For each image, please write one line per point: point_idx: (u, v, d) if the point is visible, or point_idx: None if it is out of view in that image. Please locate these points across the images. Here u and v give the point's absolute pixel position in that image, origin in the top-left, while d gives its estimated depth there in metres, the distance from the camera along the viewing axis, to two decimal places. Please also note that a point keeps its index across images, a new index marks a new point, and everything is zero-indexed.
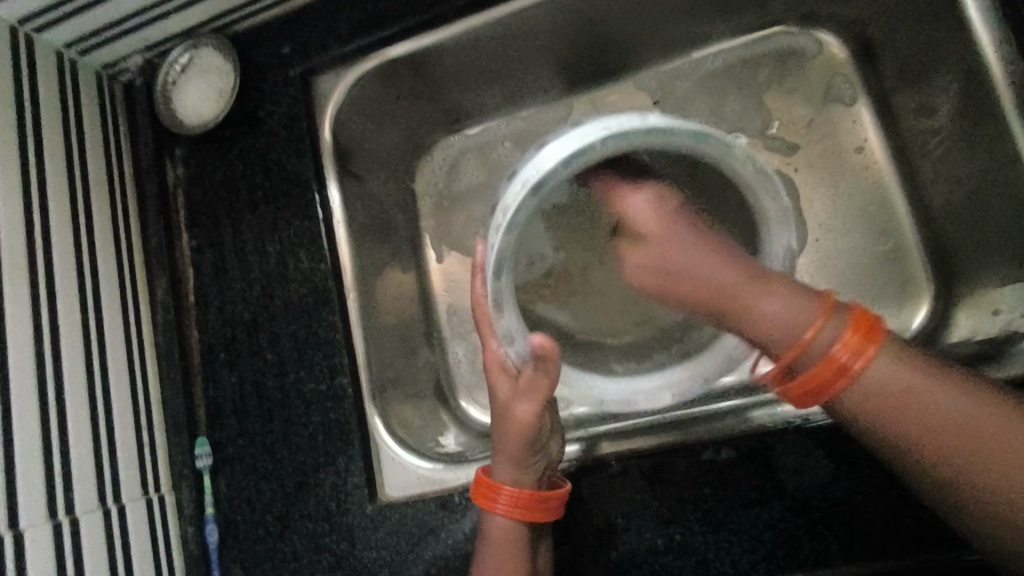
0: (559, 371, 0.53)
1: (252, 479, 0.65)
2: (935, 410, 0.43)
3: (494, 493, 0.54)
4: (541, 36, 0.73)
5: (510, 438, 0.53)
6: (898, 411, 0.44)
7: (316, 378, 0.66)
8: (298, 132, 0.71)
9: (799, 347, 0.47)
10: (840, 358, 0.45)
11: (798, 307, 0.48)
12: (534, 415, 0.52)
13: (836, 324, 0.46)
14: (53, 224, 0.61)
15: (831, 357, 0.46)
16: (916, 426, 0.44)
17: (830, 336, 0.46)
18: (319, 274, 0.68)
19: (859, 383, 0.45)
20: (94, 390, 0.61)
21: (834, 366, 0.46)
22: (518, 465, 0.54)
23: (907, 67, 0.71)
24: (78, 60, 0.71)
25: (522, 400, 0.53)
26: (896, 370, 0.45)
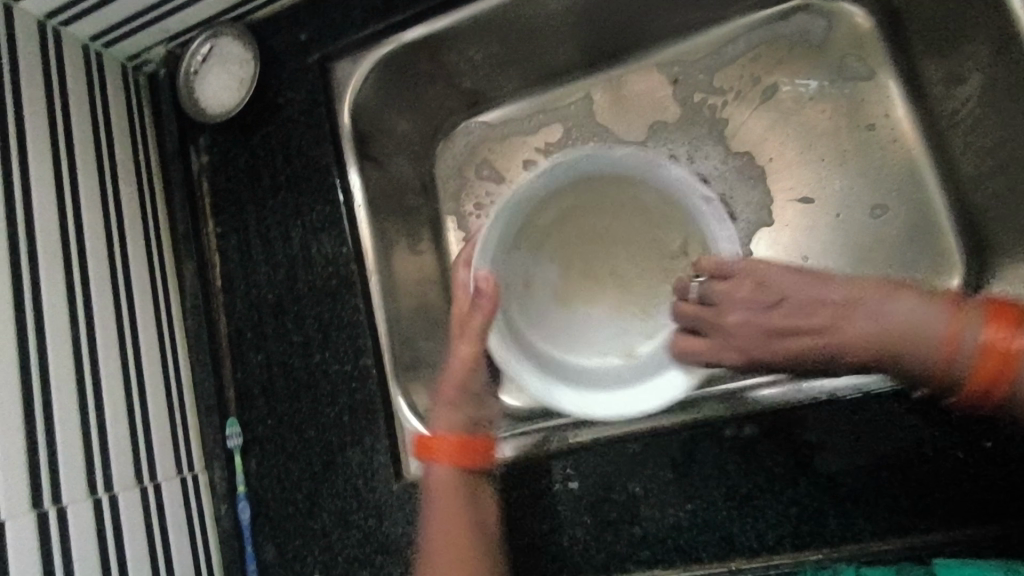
0: (495, 306, 0.60)
1: (282, 458, 0.67)
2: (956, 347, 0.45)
3: (435, 442, 0.56)
4: (557, 16, 0.73)
5: (450, 379, 0.59)
6: None
7: (341, 359, 0.67)
8: (317, 116, 0.72)
9: (951, 342, 0.44)
10: (999, 346, 0.43)
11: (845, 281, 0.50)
12: (471, 351, 0.59)
13: (978, 318, 0.44)
14: (85, 212, 0.63)
15: (987, 346, 0.43)
16: None
17: (974, 330, 0.44)
18: (342, 257, 0.69)
19: (906, 343, 0.46)
20: (128, 372, 0.63)
21: (996, 358, 0.43)
22: (450, 407, 0.58)
23: (934, 35, 0.69)
24: (103, 53, 0.72)
25: (463, 343, 0.60)
26: None
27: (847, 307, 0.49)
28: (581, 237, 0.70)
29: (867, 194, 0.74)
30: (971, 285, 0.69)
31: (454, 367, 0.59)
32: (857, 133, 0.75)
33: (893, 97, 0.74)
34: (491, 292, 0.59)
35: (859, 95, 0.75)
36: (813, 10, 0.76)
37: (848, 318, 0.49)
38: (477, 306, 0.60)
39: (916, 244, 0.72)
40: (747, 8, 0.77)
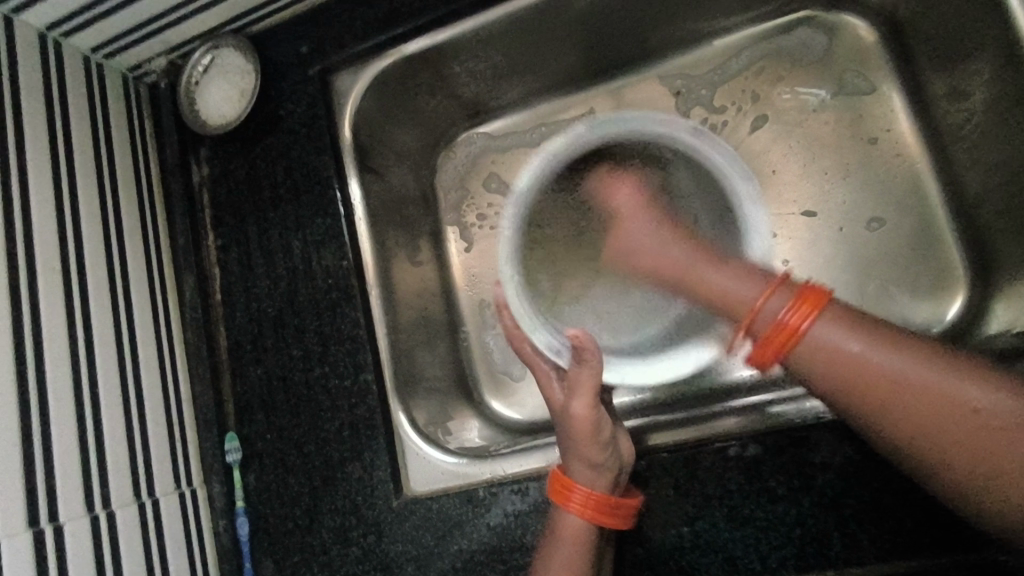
0: (598, 361, 0.53)
1: (280, 473, 0.66)
2: (876, 369, 0.45)
3: (568, 490, 0.53)
4: (560, 28, 0.73)
5: (579, 440, 0.53)
6: (895, 406, 0.44)
7: (341, 374, 0.66)
8: (319, 129, 0.71)
9: (751, 314, 0.51)
10: (786, 322, 0.48)
11: (758, 285, 0.52)
12: (589, 411, 0.53)
13: (785, 295, 0.50)
14: (85, 226, 0.63)
15: (780, 322, 0.49)
16: (925, 426, 0.43)
17: (778, 305, 0.49)
18: (342, 271, 0.68)
19: (802, 350, 0.48)
20: (127, 387, 0.62)
21: (783, 333, 0.48)
22: (589, 466, 0.53)
23: (939, 50, 0.68)
24: (104, 64, 0.72)
25: (577, 398, 0.53)
26: (888, 359, 0.45)
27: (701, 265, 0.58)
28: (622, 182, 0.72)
29: (871, 208, 0.73)
30: (975, 301, 0.69)
31: (594, 430, 0.53)
32: (860, 146, 0.74)
33: (897, 110, 0.74)
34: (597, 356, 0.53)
35: (863, 108, 0.75)
36: (817, 22, 0.76)
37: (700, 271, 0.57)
38: (589, 367, 0.53)
39: (920, 259, 0.72)
40: (751, 20, 0.77)
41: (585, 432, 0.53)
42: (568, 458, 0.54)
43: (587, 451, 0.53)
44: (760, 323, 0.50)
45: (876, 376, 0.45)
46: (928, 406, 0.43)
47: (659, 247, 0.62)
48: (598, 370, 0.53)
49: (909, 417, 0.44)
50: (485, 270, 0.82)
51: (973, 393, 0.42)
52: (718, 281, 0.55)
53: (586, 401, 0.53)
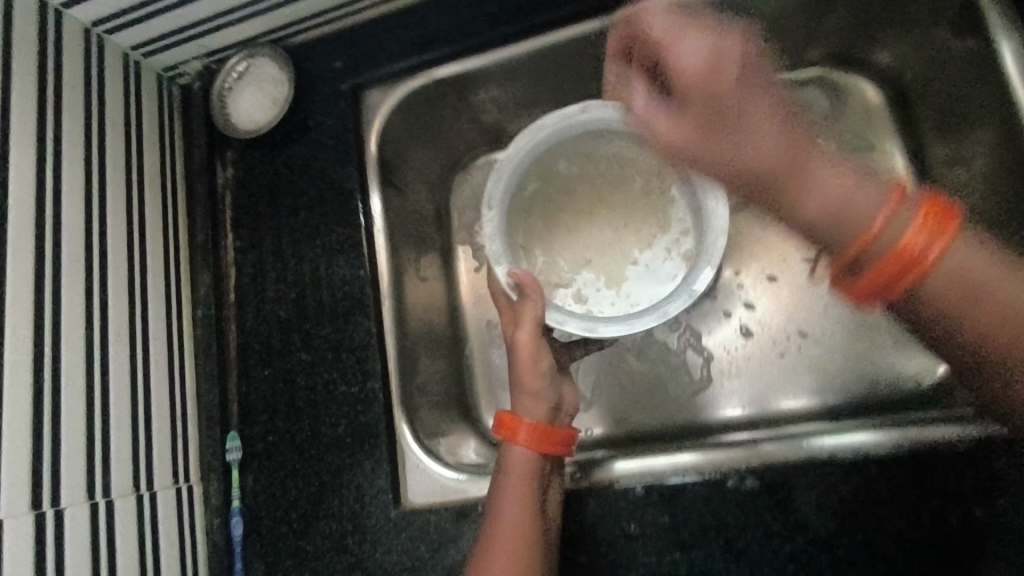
0: (542, 296, 0.66)
1: (279, 475, 0.66)
2: (991, 297, 0.54)
3: (515, 427, 0.60)
4: (585, 66, 0.76)
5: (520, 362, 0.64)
6: (970, 301, 0.54)
7: (348, 381, 0.67)
8: (346, 142, 0.73)
9: (870, 237, 0.58)
10: (919, 245, 0.56)
11: (878, 198, 0.59)
12: (530, 336, 0.65)
13: (913, 209, 0.57)
14: (110, 217, 0.64)
15: (901, 248, 0.56)
16: (995, 317, 0.53)
17: (905, 224, 0.57)
18: (358, 280, 0.69)
19: (914, 274, 0.57)
20: (136, 377, 0.63)
21: (906, 257, 0.56)
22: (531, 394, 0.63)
23: (944, 116, 0.72)
24: (142, 62, 0.74)
25: (522, 328, 0.66)
26: (968, 265, 0.55)
27: (796, 157, 0.59)
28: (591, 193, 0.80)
29: None
30: None
31: (534, 352, 0.65)
32: None
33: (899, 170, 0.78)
34: (537, 287, 0.67)
35: (865, 165, 0.79)
36: (824, 81, 0.80)
37: (798, 171, 0.59)
38: (533, 300, 0.66)
39: None
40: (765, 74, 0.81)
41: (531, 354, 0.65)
42: (517, 397, 0.63)
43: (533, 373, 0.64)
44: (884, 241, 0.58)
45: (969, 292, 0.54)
46: (990, 309, 0.53)
47: (750, 105, 0.58)
48: (539, 304, 0.66)
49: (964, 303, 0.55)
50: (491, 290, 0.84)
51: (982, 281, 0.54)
52: (819, 180, 0.59)
53: (529, 325, 0.65)
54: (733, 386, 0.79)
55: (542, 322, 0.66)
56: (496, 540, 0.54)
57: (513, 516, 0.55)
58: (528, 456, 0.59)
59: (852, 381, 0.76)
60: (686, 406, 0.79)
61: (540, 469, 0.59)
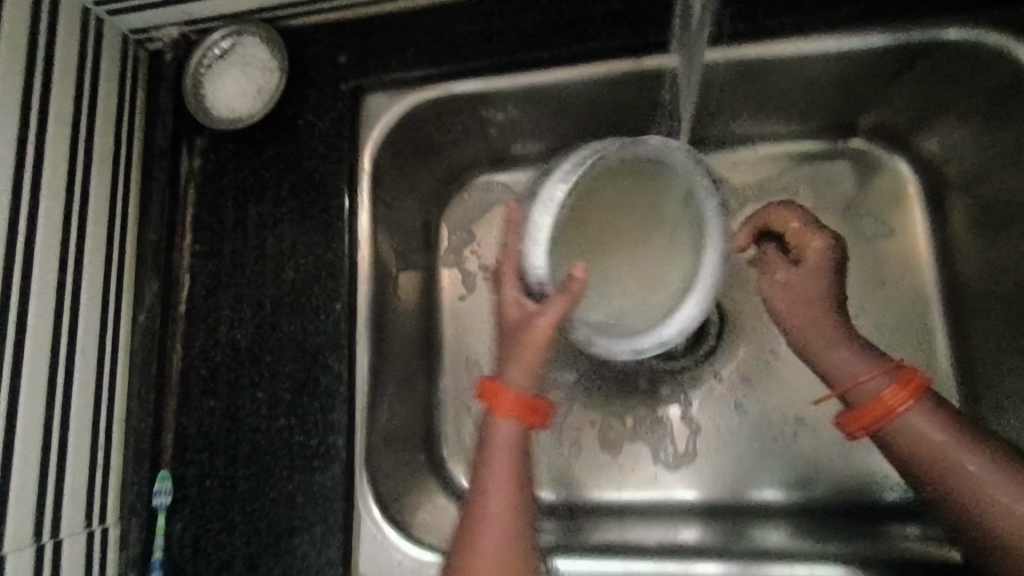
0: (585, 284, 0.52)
1: (213, 528, 0.58)
2: (965, 470, 0.52)
3: (503, 396, 0.52)
4: (614, 105, 0.69)
5: (530, 341, 0.52)
6: (934, 464, 0.53)
7: (307, 431, 0.58)
8: (338, 151, 0.64)
9: (855, 386, 0.55)
10: (888, 399, 0.54)
11: (887, 382, 0.55)
12: (553, 325, 0.52)
13: (887, 377, 0.55)
14: (41, 208, 0.54)
15: (881, 398, 0.54)
16: (957, 487, 0.52)
17: (881, 385, 0.55)
18: (332, 314, 0.60)
19: (889, 425, 0.54)
20: (53, 402, 0.53)
21: (876, 411, 0.54)
22: (525, 374, 0.53)
23: (983, 220, 0.68)
24: (106, 20, 0.63)
25: (549, 311, 0.53)
26: (922, 424, 0.54)
27: None
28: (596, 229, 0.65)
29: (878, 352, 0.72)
30: None
31: (546, 346, 0.53)
32: (878, 286, 0.74)
33: (924, 264, 0.73)
34: (580, 294, 0.52)
35: (887, 251, 0.74)
36: (862, 155, 0.75)
37: None
38: (572, 288, 0.52)
39: None
40: (794, 138, 0.76)
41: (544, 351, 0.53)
42: (505, 361, 0.53)
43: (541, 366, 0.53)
44: (858, 396, 0.55)
45: (946, 454, 0.53)
46: (930, 448, 0.53)
47: None
48: (567, 309, 0.52)
49: (958, 487, 0.52)
50: (474, 325, 0.76)
51: (992, 473, 0.51)
52: None
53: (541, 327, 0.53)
54: (718, 463, 0.74)
55: (569, 314, 0.53)
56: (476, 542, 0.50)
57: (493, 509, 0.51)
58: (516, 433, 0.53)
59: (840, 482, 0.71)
60: (663, 479, 0.74)
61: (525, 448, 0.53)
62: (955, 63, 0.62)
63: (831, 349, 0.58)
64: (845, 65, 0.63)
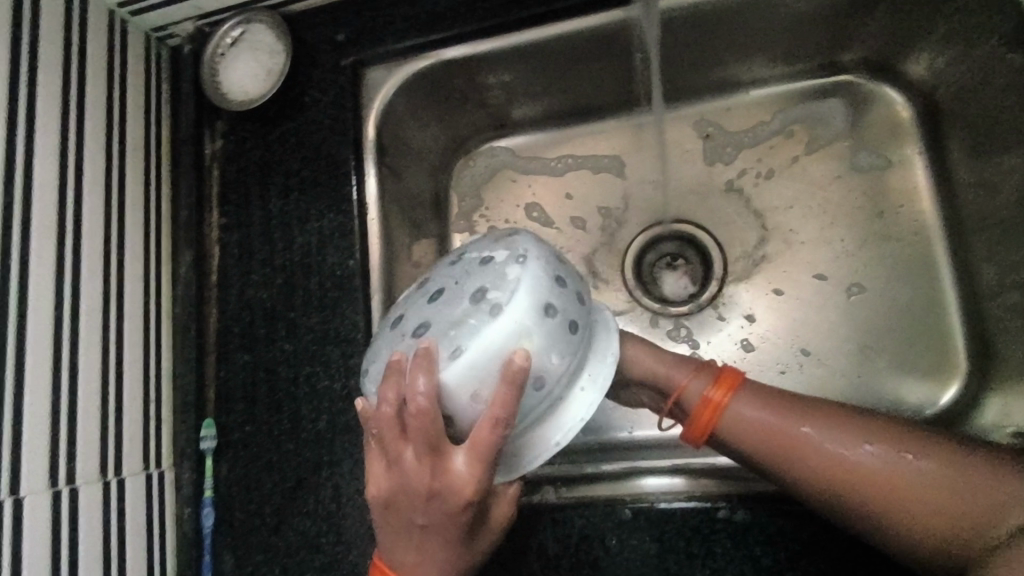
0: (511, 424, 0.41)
1: (254, 467, 0.64)
2: (898, 471, 0.47)
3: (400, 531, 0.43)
4: (600, 57, 0.72)
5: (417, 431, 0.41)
6: (867, 479, 0.47)
7: (331, 376, 0.64)
8: (343, 122, 0.69)
9: (682, 391, 0.53)
10: (713, 399, 0.52)
11: (709, 379, 0.53)
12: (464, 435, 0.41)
13: (705, 377, 0.53)
14: (86, 187, 0.60)
15: (708, 400, 0.52)
16: (901, 499, 0.46)
17: (700, 387, 0.53)
18: (347, 271, 0.66)
19: (727, 423, 0.51)
20: (108, 359, 0.60)
21: (709, 409, 0.51)
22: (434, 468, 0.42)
23: (979, 139, 0.68)
24: (129, 20, 0.69)
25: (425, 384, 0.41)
26: (759, 412, 0.51)
27: None
28: None
29: (880, 281, 0.73)
30: (972, 391, 0.68)
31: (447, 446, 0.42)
32: (878, 215, 0.75)
33: (924, 193, 0.73)
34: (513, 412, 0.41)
35: (885, 181, 0.75)
36: (853, 89, 0.76)
37: None
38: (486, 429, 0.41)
39: (927, 338, 0.71)
40: (785, 77, 0.77)
41: (468, 451, 0.42)
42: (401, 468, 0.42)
43: (471, 472, 0.41)
44: (688, 399, 0.53)
45: (877, 464, 0.47)
46: (855, 466, 0.48)
47: None
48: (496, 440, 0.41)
49: (847, 481, 0.48)
50: None
51: (924, 465, 0.47)
52: None
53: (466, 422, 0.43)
54: None
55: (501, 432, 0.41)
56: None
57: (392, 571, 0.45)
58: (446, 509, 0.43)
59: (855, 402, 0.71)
60: None
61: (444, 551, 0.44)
62: None
63: (666, 362, 0.55)
64: None
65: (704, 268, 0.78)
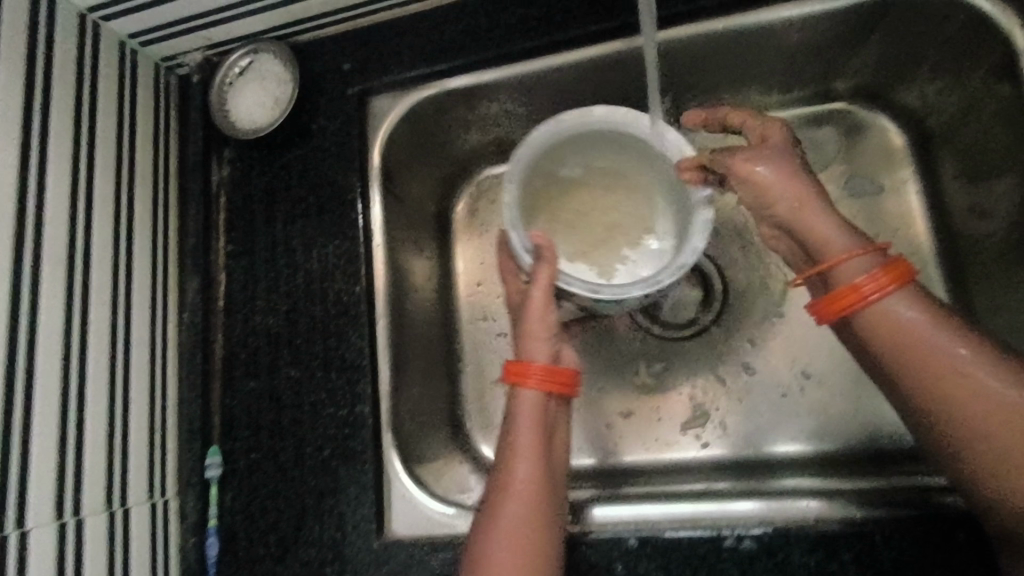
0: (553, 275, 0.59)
1: (260, 494, 0.64)
2: (983, 388, 0.47)
3: (525, 374, 0.58)
4: (599, 90, 0.73)
5: (529, 317, 0.60)
6: (950, 390, 0.48)
7: (337, 402, 0.64)
8: (349, 149, 0.70)
9: (834, 264, 0.53)
10: (864, 287, 0.51)
11: (877, 262, 0.52)
12: (546, 296, 0.60)
13: (877, 261, 0.52)
14: (95, 215, 0.61)
15: (855, 285, 0.52)
16: (968, 416, 0.48)
17: (861, 269, 0.52)
18: (353, 297, 0.66)
19: (866, 313, 0.51)
20: (115, 385, 0.60)
21: (847, 292, 0.52)
22: (535, 339, 0.60)
23: (969, 167, 0.69)
24: (139, 50, 0.70)
25: (536, 287, 0.60)
26: (903, 309, 0.51)
27: None
28: (591, 194, 0.69)
29: None
30: None
31: (547, 308, 0.60)
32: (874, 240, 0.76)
33: (919, 219, 0.75)
34: (553, 257, 0.60)
35: (881, 207, 0.76)
36: (848, 116, 0.77)
37: None
38: (547, 274, 0.59)
39: None
40: (781, 105, 0.79)
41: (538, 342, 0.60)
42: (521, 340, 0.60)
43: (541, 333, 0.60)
44: (840, 277, 0.53)
45: (961, 371, 0.48)
46: (944, 371, 0.48)
47: None
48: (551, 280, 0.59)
49: (961, 404, 0.48)
50: (488, 304, 0.82)
51: (1007, 388, 0.47)
52: None
53: (549, 310, 0.60)
54: (731, 424, 0.77)
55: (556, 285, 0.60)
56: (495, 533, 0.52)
57: (526, 480, 0.55)
58: (526, 400, 0.58)
59: (847, 429, 0.74)
60: (679, 441, 0.77)
61: (545, 409, 0.59)
62: (921, 14, 0.64)
63: (812, 209, 0.55)
64: (814, 27, 0.66)
65: (707, 295, 0.81)
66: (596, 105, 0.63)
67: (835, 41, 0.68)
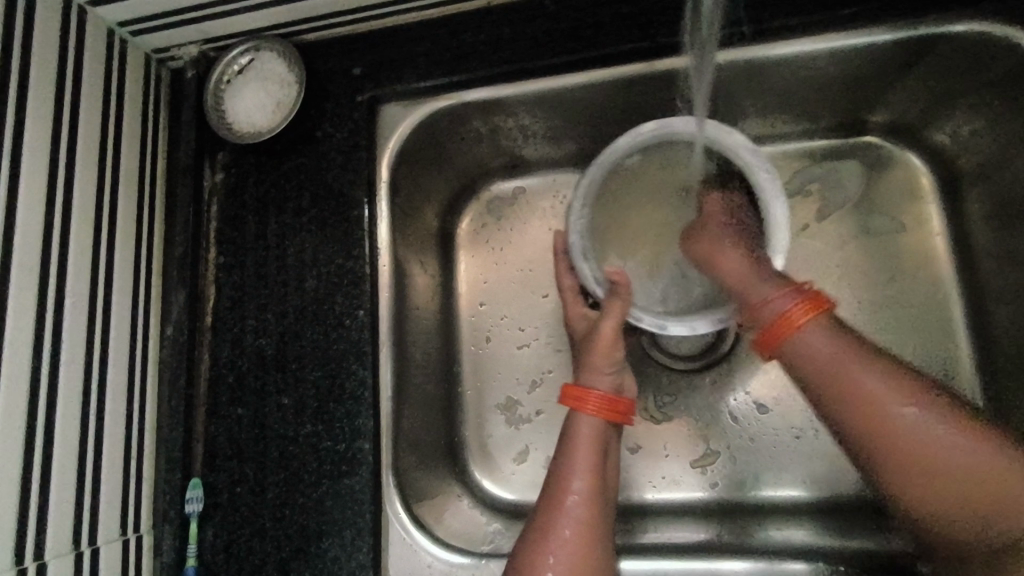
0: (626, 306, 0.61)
1: (244, 533, 0.59)
2: (891, 412, 0.49)
3: (584, 400, 0.59)
4: (624, 108, 0.69)
5: (596, 347, 0.61)
6: (863, 410, 0.50)
7: (334, 436, 0.59)
8: (356, 160, 0.65)
9: (757, 298, 0.57)
10: (789, 317, 0.55)
11: (799, 296, 0.56)
12: (613, 330, 0.60)
13: (797, 295, 0.56)
14: (73, 222, 0.55)
15: (783, 317, 0.55)
16: (883, 440, 0.49)
17: (784, 302, 0.56)
18: (355, 321, 0.61)
19: (789, 341, 0.55)
20: (88, 411, 0.55)
21: (781, 323, 0.55)
22: (599, 370, 0.60)
23: (1000, 212, 0.67)
24: (129, 40, 0.64)
25: (608, 318, 0.61)
26: (823, 339, 0.53)
27: None
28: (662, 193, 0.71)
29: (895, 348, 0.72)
30: None
31: (614, 346, 0.60)
32: (896, 280, 0.74)
33: (941, 261, 0.73)
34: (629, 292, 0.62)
35: (902, 246, 0.74)
36: (873, 150, 0.75)
37: None
38: (618, 305, 0.61)
39: None
40: (806, 135, 0.76)
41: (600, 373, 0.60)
42: (585, 369, 0.61)
43: (602, 370, 0.61)
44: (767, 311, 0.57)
45: (872, 394, 0.50)
46: (855, 393, 0.51)
47: None
48: (623, 313, 0.61)
49: (872, 423, 0.50)
50: (492, 328, 0.77)
51: (921, 413, 0.49)
52: None
53: (614, 348, 0.61)
54: (742, 464, 0.73)
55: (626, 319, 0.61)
56: (550, 545, 0.53)
57: (582, 496, 0.55)
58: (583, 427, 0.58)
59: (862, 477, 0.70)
60: (686, 479, 0.73)
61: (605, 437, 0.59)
62: (965, 54, 0.61)
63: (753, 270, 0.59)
64: (853, 61, 0.63)
65: (720, 327, 0.76)
66: (679, 118, 0.62)
67: (871, 75, 0.66)
